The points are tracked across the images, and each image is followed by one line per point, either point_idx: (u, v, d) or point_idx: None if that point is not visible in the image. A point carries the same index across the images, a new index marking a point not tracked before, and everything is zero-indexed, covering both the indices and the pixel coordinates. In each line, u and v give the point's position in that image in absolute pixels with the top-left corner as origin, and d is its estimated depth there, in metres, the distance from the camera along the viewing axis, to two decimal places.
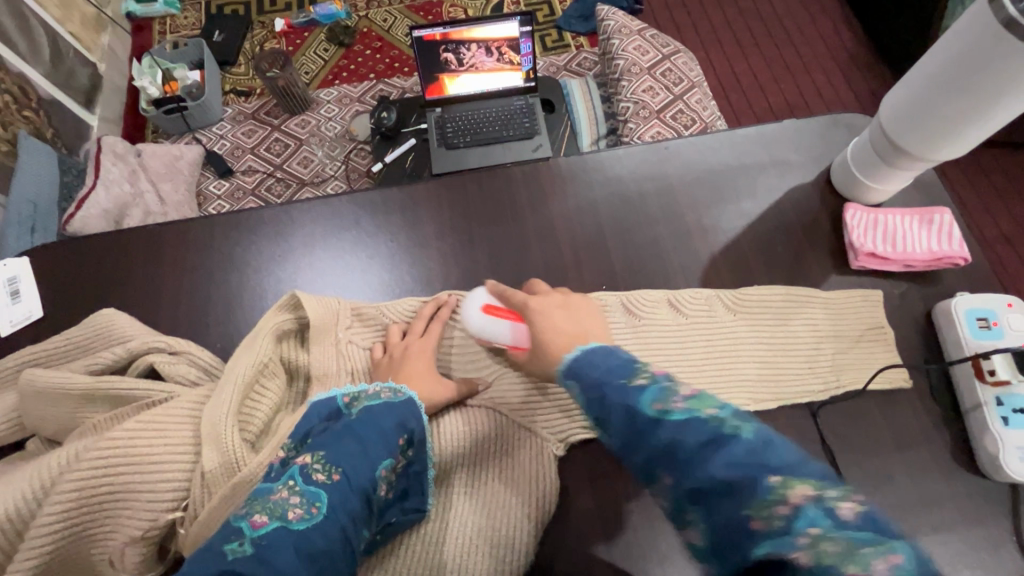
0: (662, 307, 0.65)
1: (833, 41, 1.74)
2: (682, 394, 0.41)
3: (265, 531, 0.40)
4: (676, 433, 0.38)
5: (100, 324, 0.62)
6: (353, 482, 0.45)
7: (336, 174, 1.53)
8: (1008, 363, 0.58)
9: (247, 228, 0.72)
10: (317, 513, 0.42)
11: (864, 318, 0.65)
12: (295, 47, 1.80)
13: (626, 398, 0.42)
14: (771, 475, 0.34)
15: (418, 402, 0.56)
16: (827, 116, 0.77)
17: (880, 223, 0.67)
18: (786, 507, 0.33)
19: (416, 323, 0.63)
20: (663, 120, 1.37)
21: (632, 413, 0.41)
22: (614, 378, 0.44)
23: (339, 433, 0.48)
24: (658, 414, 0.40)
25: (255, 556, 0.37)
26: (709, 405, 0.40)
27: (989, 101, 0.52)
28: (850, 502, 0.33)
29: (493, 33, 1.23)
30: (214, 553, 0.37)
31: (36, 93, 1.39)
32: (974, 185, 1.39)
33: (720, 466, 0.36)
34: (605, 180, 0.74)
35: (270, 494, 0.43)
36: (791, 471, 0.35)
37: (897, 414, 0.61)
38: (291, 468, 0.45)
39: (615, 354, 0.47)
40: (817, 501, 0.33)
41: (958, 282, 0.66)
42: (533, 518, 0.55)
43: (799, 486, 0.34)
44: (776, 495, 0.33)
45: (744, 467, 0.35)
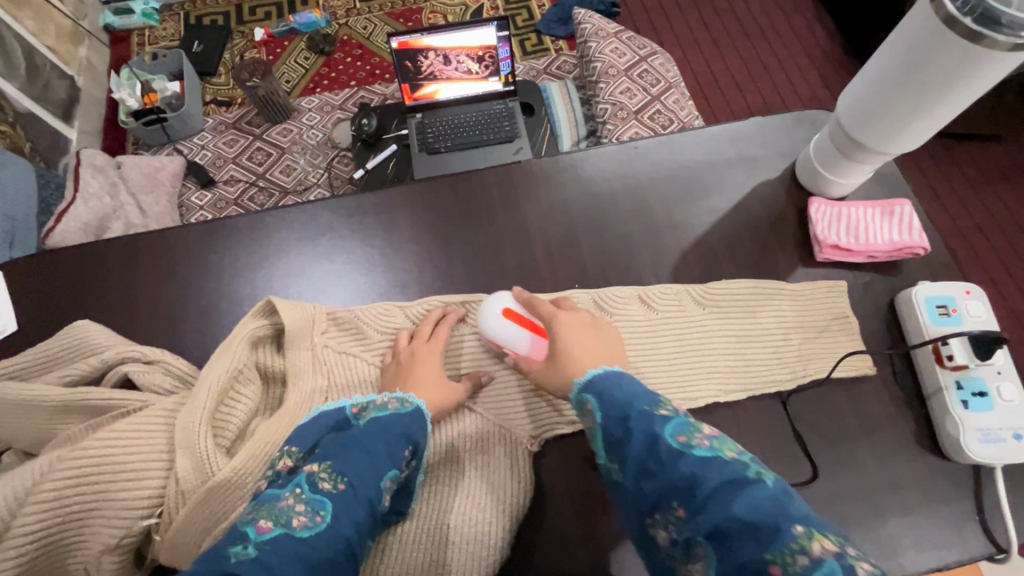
0: (632, 303, 0.66)
1: (806, 39, 1.77)
2: (705, 433, 0.44)
3: (269, 537, 0.39)
4: (696, 469, 0.41)
5: (73, 336, 0.62)
6: (360, 492, 0.46)
7: (319, 182, 1.54)
8: (966, 348, 0.60)
9: (223, 236, 0.73)
10: (321, 522, 0.42)
11: (828, 308, 0.66)
12: (275, 56, 1.80)
13: (650, 425, 0.45)
14: (794, 523, 0.36)
15: (426, 412, 0.56)
16: (793, 113, 0.79)
17: (844, 216, 0.69)
18: (806, 557, 0.34)
19: (423, 327, 0.63)
20: (641, 121, 1.39)
21: (655, 442, 0.44)
22: (636, 406, 0.48)
23: (347, 443, 0.49)
24: (681, 446, 0.43)
25: (260, 560, 0.37)
26: (730, 449, 0.43)
27: (942, 98, 0.53)
28: (869, 565, 0.34)
29: (460, 42, 1.23)
30: (217, 556, 0.37)
31: (13, 108, 1.38)
32: (944, 178, 1.42)
33: (740, 506, 0.37)
34: (577, 181, 0.76)
35: (276, 501, 0.43)
36: (814, 523, 0.36)
37: (863, 402, 0.62)
38: (298, 476, 0.45)
39: (639, 385, 0.51)
40: (837, 556, 0.34)
41: (919, 271, 0.68)
42: (507, 510, 0.56)
43: (823, 538, 0.35)
44: (797, 544, 0.34)
45: (766, 513, 0.36)
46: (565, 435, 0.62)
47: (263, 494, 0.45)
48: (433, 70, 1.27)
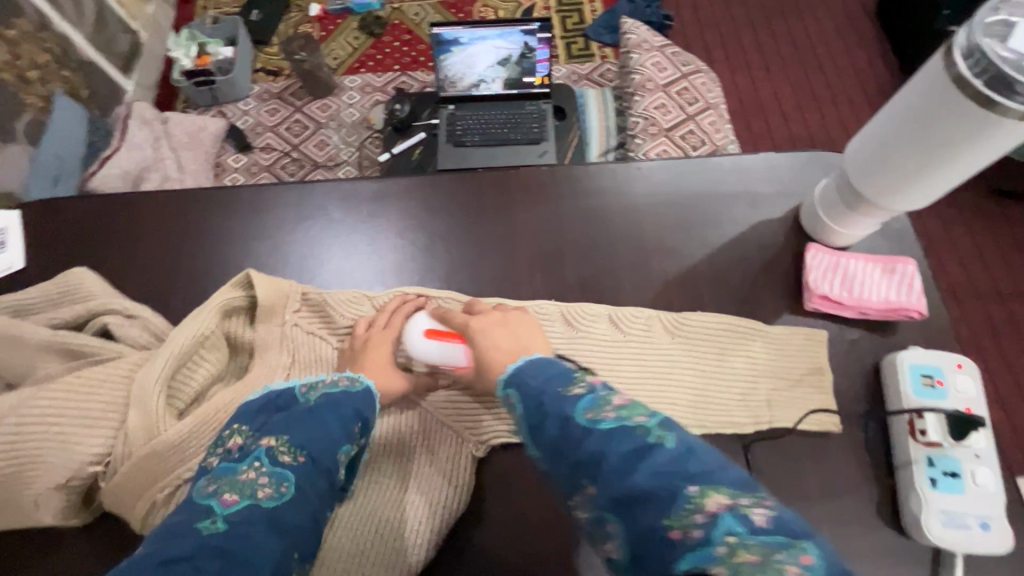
0: (601, 322, 0.65)
1: (865, 75, 1.69)
2: (613, 404, 0.44)
3: (237, 509, 0.41)
4: (601, 444, 0.41)
5: (69, 283, 0.66)
6: (319, 464, 0.47)
7: (349, 160, 1.55)
8: (940, 424, 0.57)
9: (222, 204, 0.75)
10: (285, 492, 0.44)
11: (805, 358, 0.64)
12: (326, 32, 1.83)
13: (562, 407, 0.45)
14: (688, 484, 0.37)
15: (374, 393, 0.57)
16: (809, 152, 0.76)
17: (841, 268, 0.66)
18: (701, 515, 0.36)
19: (380, 315, 0.64)
20: (671, 139, 1.33)
21: (566, 422, 0.44)
22: (550, 389, 0.47)
23: (299, 418, 0.50)
24: (588, 423, 0.43)
25: (232, 531, 0.39)
26: (639, 414, 0.43)
27: (937, 165, 0.52)
28: (762, 508, 0.36)
29: (494, 56, 1.32)
30: (187, 529, 0.39)
31: (77, 55, 1.45)
32: (971, 236, 1.39)
33: (643, 476, 0.38)
34: (576, 195, 0.75)
35: (236, 474, 0.44)
36: (709, 480, 0.38)
37: (828, 462, 0.60)
38: (256, 450, 0.46)
39: (556, 365, 0.51)
40: (731, 510, 0.36)
41: (913, 335, 0.65)
42: (442, 512, 0.56)
43: (715, 495, 0.37)
44: (692, 504, 0.36)
45: (666, 478, 0.38)
46: (514, 445, 0.61)
47: (219, 466, 0.46)
48: (467, 79, 1.34)
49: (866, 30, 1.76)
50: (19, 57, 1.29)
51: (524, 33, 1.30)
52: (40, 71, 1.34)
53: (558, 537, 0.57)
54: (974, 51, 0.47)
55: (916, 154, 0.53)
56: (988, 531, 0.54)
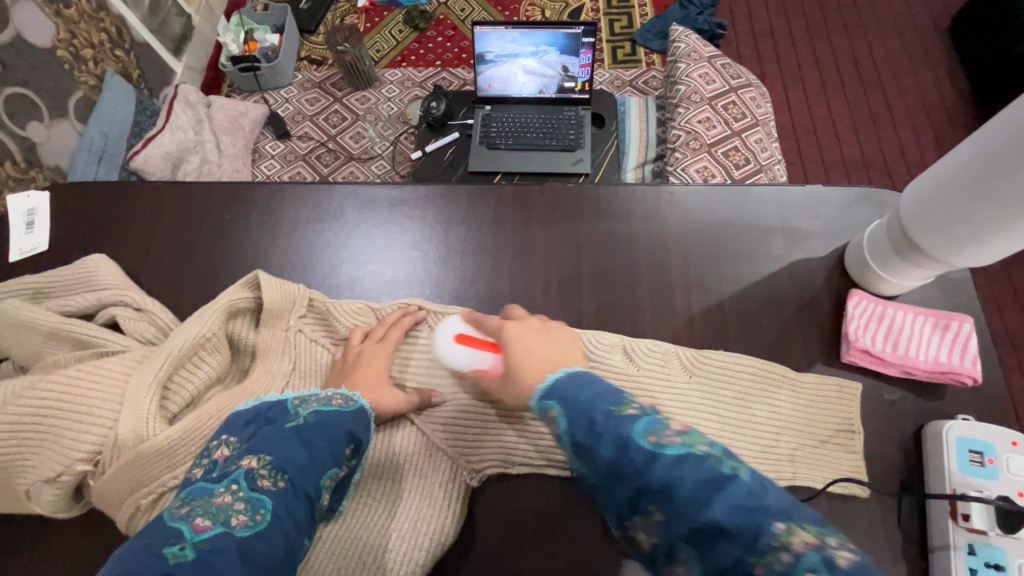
0: (614, 353, 0.61)
1: (932, 98, 1.58)
2: (674, 428, 0.39)
3: (208, 537, 0.38)
4: (671, 472, 0.37)
5: (86, 270, 0.67)
6: (299, 489, 0.44)
7: (384, 154, 1.51)
8: (987, 510, 0.51)
9: (241, 200, 0.75)
10: (261, 520, 0.40)
11: (834, 415, 0.59)
12: (371, 25, 1.82)
13: (618, 427, 0.40)
14: (774, 521, 0.33)
15: (369, 411, 0.55)
16: (859, 187, 0.70)
17: (887, 319, 0.60)
18: (788, 555, 0.32)
19: (377, 328, 0.62)
20: (714, 156, 1.23)
21: (625, 446, 0.39)
22: (602, 407, 0.42)
23: (286, 437, 0.47)
24: (651, 448, 0.38)
25: (200, 561, 0.35)
26: (701, 442, 0.39)
27: (1010, 218, 0.46)
28: (847, 551, 0.33)
29: (532, 70, 1.26)
30: (151, 557, 0.35)
31: (131, 36, 1.42)
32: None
33: (721, 509, 0.34)
34: (602, 217, 0.70)
35: (211, 497, 0.41)
36: (790, 516, 0.34)
37: (855, 534, 0.54)
38: (235, 471, 0.43)
39: (601, 381, 0.45)
40: (819, 549, 0.32)
41: (962, 401, 0.59)
42: (428, 544, 0.54)
43: (802, 533, 0.33)
44: (779, 542, 0.33)
45: (746, 514, 0.34)
46: (511, 477, 0.59)
47: (194, 486, 0.43)
48: (505, 81, 1.30)
49: (935, 49, 1.64)
50: (75, 35, 1.24)
51: (525, 31, 1.16)
52: (94, 49, 1.29)
53: None
54: None
55: (988, 203, 0.46)
56: None
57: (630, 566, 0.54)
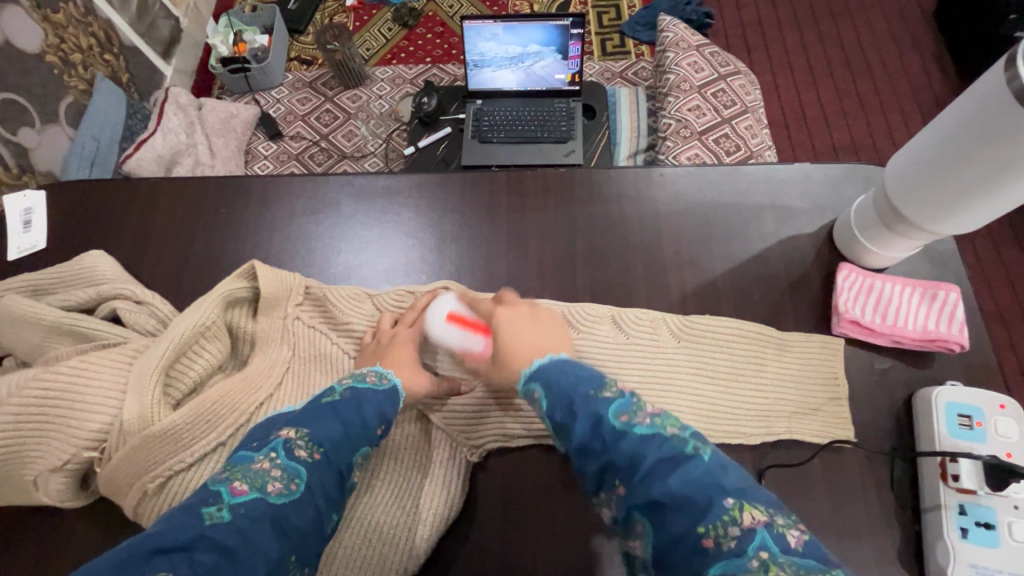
0: (604, 323, 0.63)
1: (919, 82, 1.59)
2: (647, 410, 0.42)
3: (243, 501, 0.40)
4: (637, 448, 0.39)
5: (85, 265, 0.67)
6: (333, 463, 0.46)
7: (376, 152, 1.51)
8: (977, 471, 0.52)
9: (235, 196, 0.75)
10: (294, 490, 0.43)
11: (824, 385, 0.60)
12: (360, 23, 1.82)
13: (593, 407, 0.43)
14: (725, 496, 0.35)
15: (401, 391, 0.56)
16: (846, 165, 0.71)
17: (875, 291, 0.62)
18: (736, 528, 0.33)
19: (408, 313, 0.62)
20: (705, 143, 1.24)
21: (597, 423, 0.42)
22: (581, 389, 0.45)
23: (322, 413, 0.49)
24: (623, 426, 0.41)
25: (233, 524, 0.38)
26: (672, 424, 0.41)
27: (986, 183, 0.48)
28: (797, 530, 0.34)
29: (522, 64, 1.26)
30: (191, 516, 0.38)
31: (119, 40, 1.41)
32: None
33: (677, 481, 0.36)
34: (594, 201, 0.71)
35: (250, 463, 0.43)
36: (745, 495, 0.35)
37: (848, 501, 0.55)
38: (274, 441, 0.45)
39: (584, 368, 0.48)
40: (767, 526, 0.33)
41: (950, 368, 0.60)
42: (432, 523, 0.55)
43: (753, 510, 0.34)
44: (728, 516, 0.34)
45: (700, 487, 0.36)
46: (510, 451, 0.60)
47: (237, 455, 0.45)
48: (496, 75, 1.30)
49: (921, 34, 1.66)
50: (64, 40, 1.24)
51: (509, 26, 1.17)
52: (83, 54, 1.29)
53: (549, 552, 0.55)
54: None
55: (961, 168, 0.48)
56: None
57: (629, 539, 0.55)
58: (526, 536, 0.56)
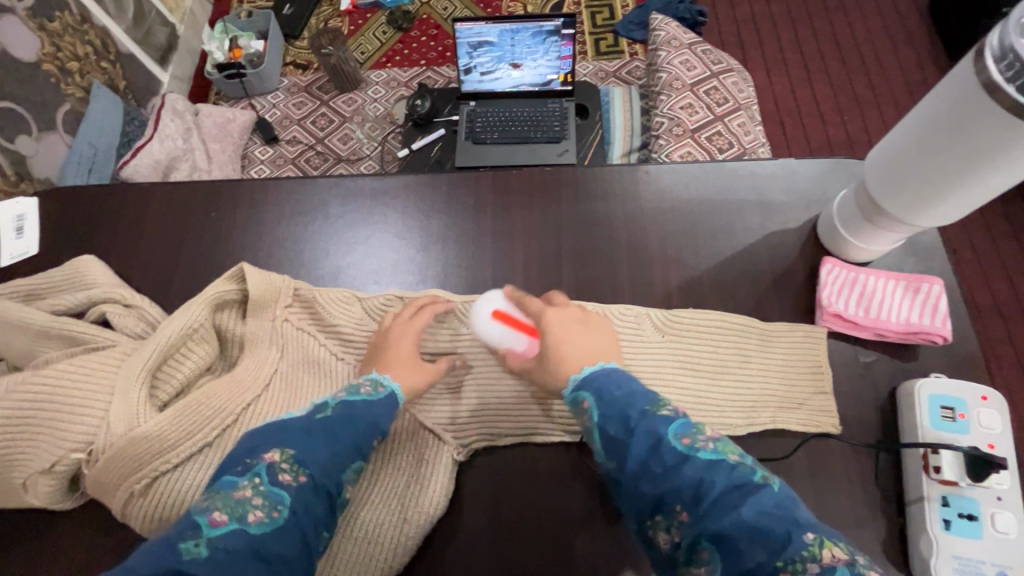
0: None
1: (914, 77, 1.59)
2: (708, 434, 0.42)
3: (222, 532, 0.40)
4: (703, 473, 0.39)
5: (77, 269, 0.68)
6: (318, 484, 0.46)
7: (372, 155, 1.52)
8: (958, 463, 0.52)
9: (226, 200, 0.76)
10: (278, 517, 0.42)
11: (806, 380, 0.60)
12: (355, 27, 1.83)
13: (653, 426, 0.43)
14: (804, 532, 0.35)
15: (400, 396, 0.56)
16: (830, 160, 0.72)
17: (858, 284, 0.62)
18: (817, 565, 0.33)
19: (404, 311, 0.62)
20: (697, 141, 1.24)
21: (656, 444, 0.42)
22: (637, 405, 0.45)
23: (307, 434, 0.49)
24: (685, 449, 0.41)
25: (212, 559, 0.37)
26: (733, 451, 0.41)
27: (964, 177, 0.48)
28: (877, 571, 0.34)
29: (522, 54, 1.24)
30: (168, 550, 0.37)
31: (116, 47, 1.42)
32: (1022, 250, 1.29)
33: (750, 513, 0.36)
34: (580, 199, 0.72)
35: (232, 490, 0.43)
36: (822, 530, 0.36)
37: (832, 494, 0.55)
38: (257, 465, 0.45)
39: (639, 383, 0.48)
40: (848, 564, 0.34)
41: (934, 361, 0.60)
42: (421, 519, 0.56)
43: (833, 547, 0.35)
44: (809, 552, 0.34)
45: (777, 521, 0.36)
46: (496, 448, 0.61)
47: (221, 477, 0.45)
48: (490, 78, 1.31)
49: (915, 29, 1.65)
50: (60, 48, 1.25)
51: (501, 29, 1.19)
52: (79, 62, 1.30)
53: (534, 548, 0.56)
54: (1007, 53, 0.43)
55: (938, 163, 0.49)
56: None
57: (615, 537, 0.56)
58: (512, 532, 0.56)
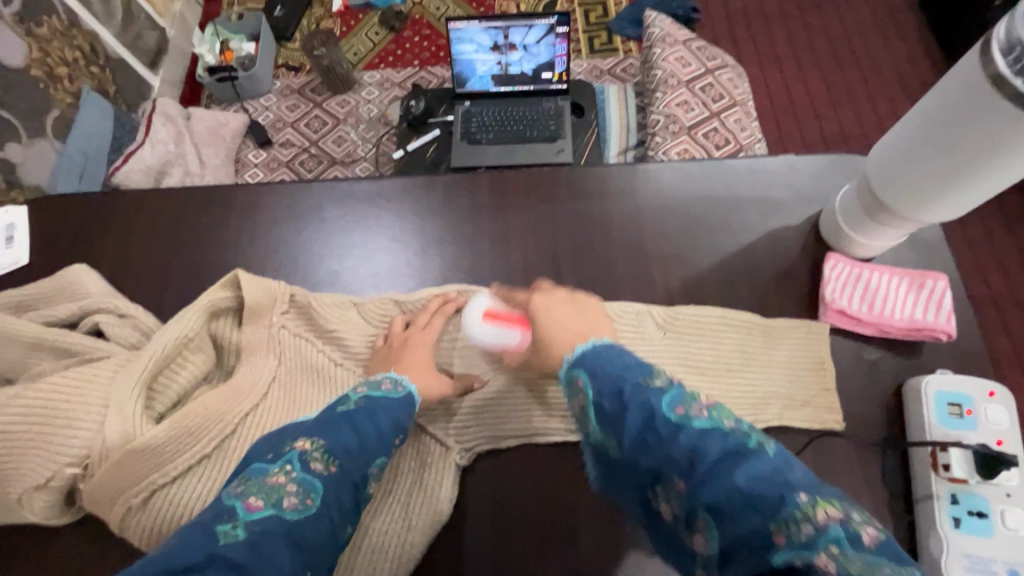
0: None
1: (908, 71, 1.58)
2: (702, 401, 0.40)
3: (258, 516, 0.40)
4: (696, 441, 0.37)
5: (69, 279, 0.67)
6: (348, 475, 0.46)
7: (366, 157, 1.50)
8: (967, 459, 0.52)
9: (220, 206, 0.75)
10: (310, 505, 0.42)
11: (810, 379, 0.60)
12: (347, 28, 1.81)
13: (645, 399, 0.41)
14: (795, 493, 0.33)
15: (416, 397, 0.56)
16: (830, 156, 0.71)
17: (862, 280, 0.61)
18: (810, 526, 0.31)
19: (419, 316, 0.63)
20: (694, 138, 1.24)
21: (650, 416, 0.40)
22: (631, 378, 0.43)
23: (337, 423, 0.48)
24: (679, 419, 0.39)
25: (249, 542, 0.38)
26: (729, 416, 0.39)
27: (967, 174, 0.47)
28: (872, 528, 0.32)
29: (516, 45, 1.21)
30: (206, 534, 0.37)
31: (105, 51, 1.40)
32: (1018, 242, 1.30)
33: (741, 478, 0.34)
34: (579, 198, 0.71)
35: (265, 477, 0.43)
36: (817, 489, 0.33)
37: (839, 493, 0.55)
38: (289, 453, 0.45)
39: (631, 354, 0.46)
40: (843, 522, 0.31)
41: (938, 357, 0.60)
42: (425, 526, 0.55)
43: (828, 505, 0.32)
44: (801, 513, 0.32)
45: (766, 483, 0.34)
46: (499, 452, 0.60)
47: (252, 467, 0.45)
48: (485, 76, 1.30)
49: (907, 22, 1.65)
50: (48, 53, 1.23)
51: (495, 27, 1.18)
52: (68, 67, 1.28)
53: (539, 553, 0.55)
54: (1015, 45, 0.42)
55: (938, 160, 0.48)
56: None
57: (620, 540, 0.55)
58: (518, 539, 0.55)
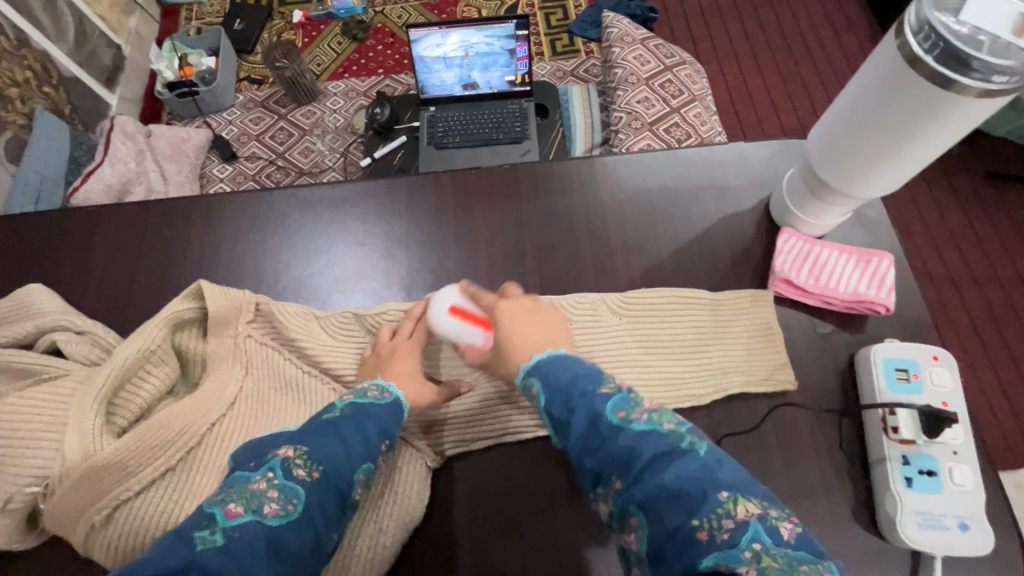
0: None
1: (857, 61, 1.65)
2: (644, 407, 0.44)
3: (238, 522, 0.40)
4: (633, 442, 0.41)
5: (23, 299, 0.65)
6: (332, 482, 0.46)
7: (335, 166, 1.49)
8: (914, 420, 0.54)
9: (180, 218, 0.74)
10: (292, 510, 0.42)
11: (766, 356, 0.61)
12: (309, 39, 1.80)
13: (591, 404, 0.45)
14: (719, 490, 0.37)
15: (404, 404, 0.56)
16: (778, 141, 0.74)
17: (813, 254, 0.64)
18: (731, 521, 0.35)
19: (405, 324, 0.62)
20: (656, 133, 1.26)
21: (595, 420, 0.44)
22: (579, 386, 0.47)
23: (322, 430, 0.49)
24: (619, 422, 0.43)
25: (225, 548, 0.38)
26: (668, 420, 0.42)
27: (894, 151, 0.50)
28: (788, 522, 0.36)
29: (477, 68, 1.28)
30: (183, 540, 0.38)
31: (58, 71, 1.37)
32: (969, 221, 1.36)
33: (671, 476, 0.38)
34: (540, 195, 0.72)
35: (248, 483, 0.43)
36: (739, 489, 0.37)
37: (801, 464, 0.57)
38: (272, 460, 0.45)
39: (584, 363, 0.50)
40: (761, 518, 0.35)
41: (886, 328, 0.63)
42: (395, 525, 0.55)
43: (746, 503, 0.36)
44: (722, 509, 0.36)
45: (693, 481, 0.37)
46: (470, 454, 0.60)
47: (235, 475, 0.45)
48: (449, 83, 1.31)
49: (853, 15, 1.72)
50: None
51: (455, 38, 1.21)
52: (19, 88, 1.26)
53: (515, 543, 0.56)
54: (924, 26, 0.45)
55: (867, 140, 0.51)
56: (968, 532, 0.51)
57: (594, 526, 0.56)
58: (493, 530, 0.56)
